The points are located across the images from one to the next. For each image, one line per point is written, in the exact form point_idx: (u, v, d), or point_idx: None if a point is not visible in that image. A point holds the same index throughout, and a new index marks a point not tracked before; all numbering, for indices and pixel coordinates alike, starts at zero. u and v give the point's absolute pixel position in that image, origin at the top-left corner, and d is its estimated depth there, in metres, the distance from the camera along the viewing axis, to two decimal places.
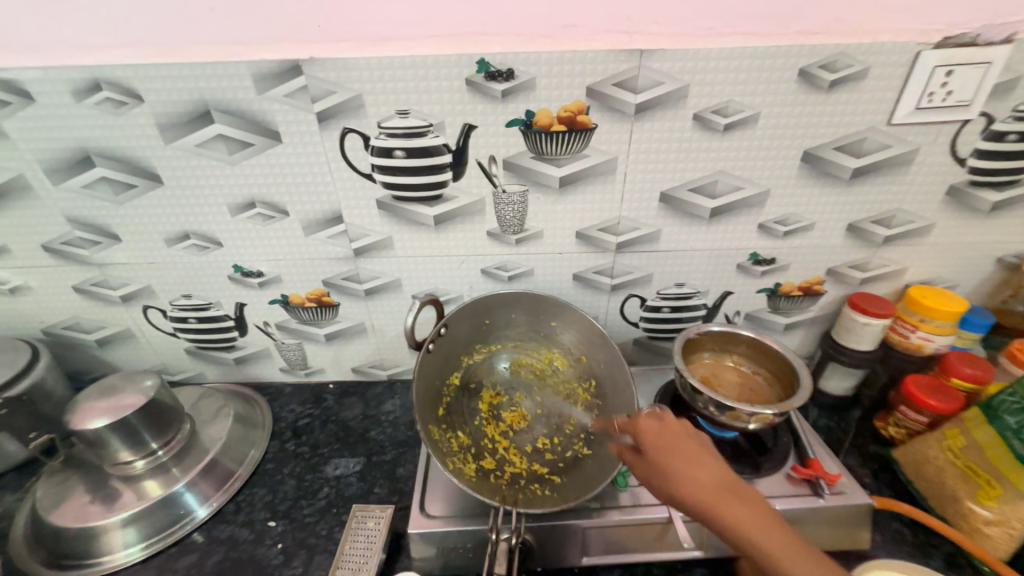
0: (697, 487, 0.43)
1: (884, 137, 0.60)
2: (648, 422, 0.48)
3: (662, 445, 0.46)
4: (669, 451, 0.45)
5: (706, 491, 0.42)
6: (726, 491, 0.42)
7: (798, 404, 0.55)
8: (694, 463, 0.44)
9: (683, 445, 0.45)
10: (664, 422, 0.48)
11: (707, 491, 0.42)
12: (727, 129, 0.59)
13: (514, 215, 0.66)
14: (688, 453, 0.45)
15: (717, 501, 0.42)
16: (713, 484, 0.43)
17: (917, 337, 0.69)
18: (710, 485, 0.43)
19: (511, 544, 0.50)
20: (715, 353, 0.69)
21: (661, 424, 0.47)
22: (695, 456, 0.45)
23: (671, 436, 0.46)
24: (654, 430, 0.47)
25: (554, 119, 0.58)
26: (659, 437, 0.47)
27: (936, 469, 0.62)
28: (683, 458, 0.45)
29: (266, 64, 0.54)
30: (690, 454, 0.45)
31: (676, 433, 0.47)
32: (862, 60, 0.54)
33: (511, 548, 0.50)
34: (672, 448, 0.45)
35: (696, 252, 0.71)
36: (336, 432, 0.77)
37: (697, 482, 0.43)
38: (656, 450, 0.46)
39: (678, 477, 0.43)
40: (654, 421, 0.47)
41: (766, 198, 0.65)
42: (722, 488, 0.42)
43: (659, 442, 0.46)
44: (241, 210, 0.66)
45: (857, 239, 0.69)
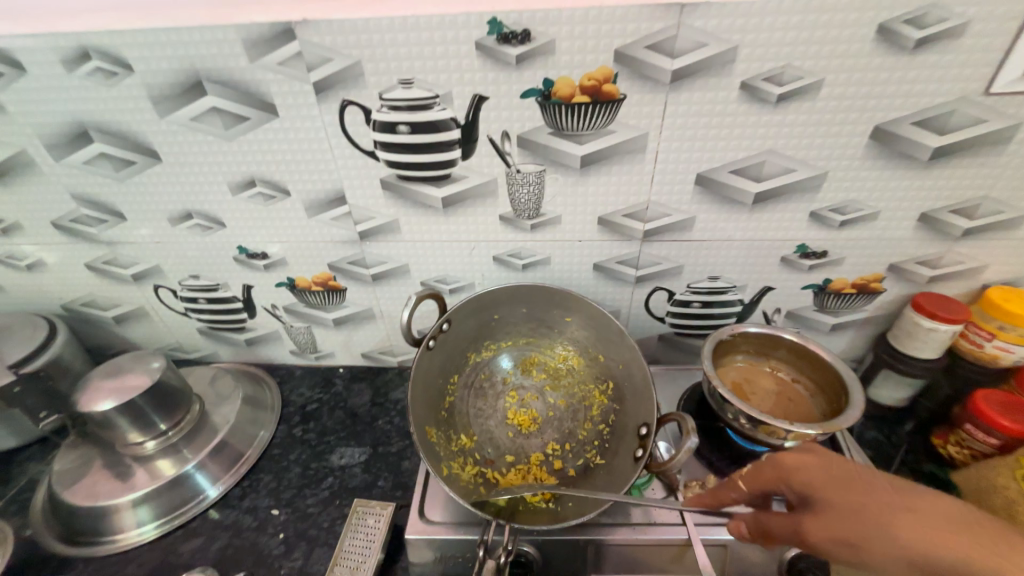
0: (925, 525, 0.34)
1: (978, 109, 0.49)
2: (794, 457, 0.41)
3: (813, 482, 0.39)
4: (832, 489, 0.38)
5: (918, 537, 0.33)
6: (976, 527, 0.33)
7: (846, 425, 0.47)
8: (896, 512, 0.35)
9: (846, 476, 0.38)
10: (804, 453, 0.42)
11: (941, 529, 0.33)
12: (781, 101, 0.50)
13: (529, 198, 0.60)
14: (843, 481, 0.38)
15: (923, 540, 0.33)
16: (929, 519, 0.34)
17: (993, 346, 0.60)
18: (944, 522, 0.34)
19: (501, 562, 0.46)
20: (750, 356, 0.62)
21: (806, 458, 0.41)
22: (866, 489, 0.37)
23: (824, 467, 0.40)
24: (801, 466, 0.41)
25: (575, 89, 0.51)
26: (813, 473, 0.40)
27: (1005, 501, 0.53)
28: (877, 497, 0.36)
29: (256, 27, 0.49)
30: (876, 487, 0.37)
31: (823, 464, 0.40)
32: (960, 12, 0.44)
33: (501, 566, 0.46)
34: (844, 487, 0.38)
35: (735, 243, 0.63)
36: (343, 419, 0.75)
37: (900, 531, 0.34)
38: (831, 485, 0.38)
39: (890, 522, 0.35)
40: (803, 454, 0.41)
41: (823, 182, 0.56)
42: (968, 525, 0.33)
43: (810, 478, 0.39)
44: (242, 189, 0.62)
45: (930, 231, 0.59)
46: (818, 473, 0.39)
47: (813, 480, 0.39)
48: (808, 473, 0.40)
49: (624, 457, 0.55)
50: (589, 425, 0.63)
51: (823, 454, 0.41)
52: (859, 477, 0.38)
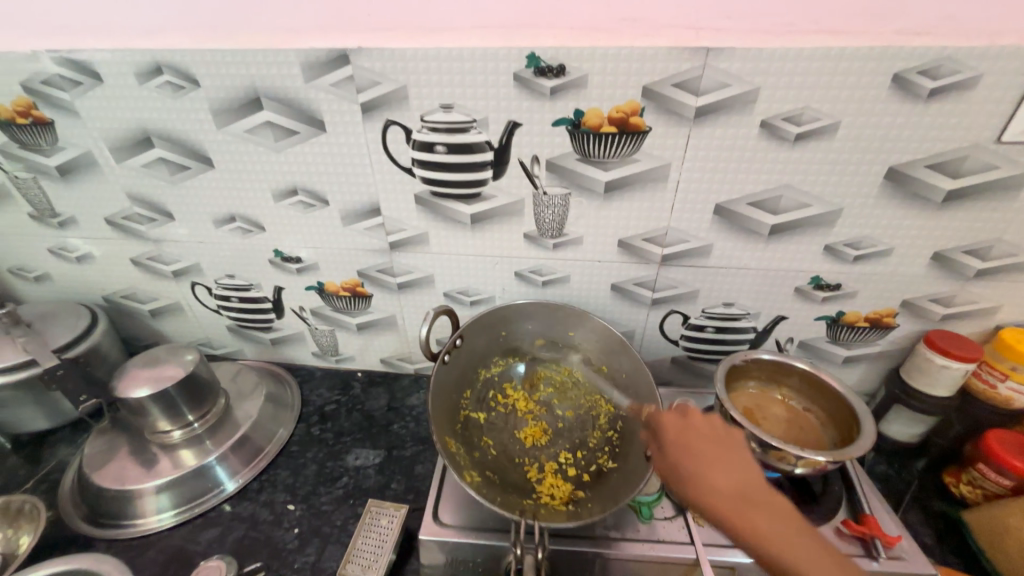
0: (731, 481, 0.43)
1: (990, 156, 0.52)
2: (669, 417, 0.49)
3: (698, 441, 0.46)
4: (696, 441, 0.46)
5: (734, 497, 0.42)
6: (752, 501, 0.41)
7: (858, 455, 0.49)
8: (713, 465, 0.44)
9: (706, 447, 0.46)
10: (689, 417, 0.49)
11: (736, 501, 0.41)
12: (799, 139, 0.53)
13: (554, 219, 0.63)
14: (718, 455, 0.45)
15: (740, 497, 0.42)
16: (741, 496, 0.42)
17: (1006, 388, 0.61)
18: (741, 493, 0.42)
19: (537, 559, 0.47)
20: (762, 383, 0.63)
21: (683, 419, 0.48)
22: (721, 458, 0.44)
23: (706, 435, 0.47)
24: (676, 428, 0.48)
25: (604, 120, 0.54)
26: (682, 435, 0.47)
27: (1018, 543, 0.54)
28: (712, 450, 0.45)
29: (315, 52, 0.54)
30: (729, 449, 0.45)
31: (692, 428, 0.48)
32: (972, 66, 0.47)
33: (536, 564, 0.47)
34: (701, 451, 0.45)
35: (750, 272, 0.65)
36: (359, 421, 0.78)
37: (716, 480, 0.43)
38: (713, 442, 0.46)
39: (706, 473, 0.44)
40: (676, 418, 0.49)
41: (837, 217, 0.58)
42: (749, 498, 0.42)
43: (678, 439, 0.47)
44: (284, 197, 0.67)
45: (943, 270, 0.61)
46: (676, 432, 0.48)
47: (671, 435, 0.48)
48: (673, 431, 0.48)
49: (636, 458, 0.57)
50: (596, 433, 0.65)
51: (694, 419, 0.48)
52: (706, 444, 0.46)
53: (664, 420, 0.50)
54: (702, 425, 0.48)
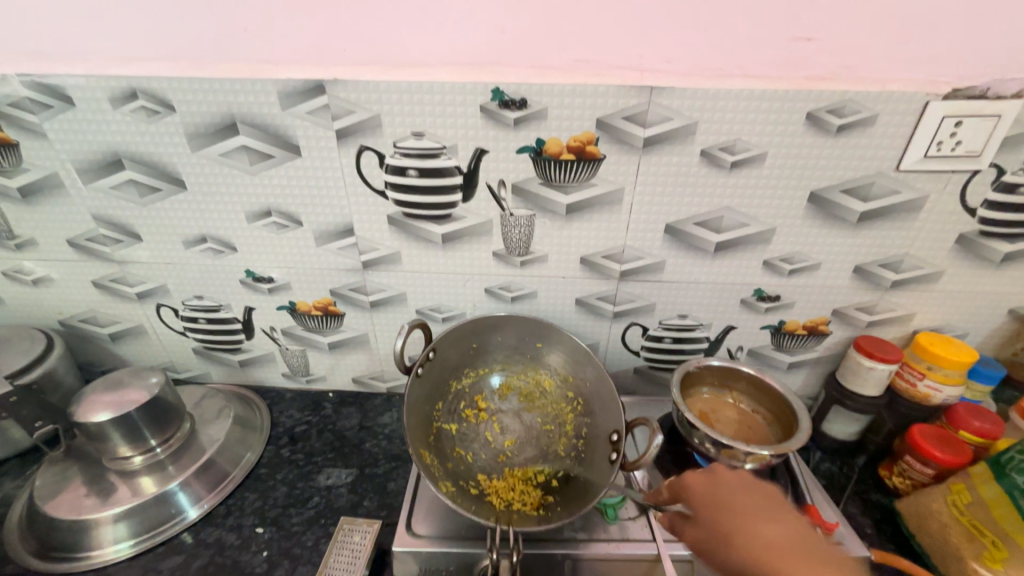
0: (767, 533, 0.43)
1: (892, 182, 0.60)
2: (696, 477, 0.50)
3: (734, 501, 0.46)
4: (727, 502, 0.46)
5: (775, 551, 0.41)
6: (808, 553, 0.41)
7: (796, 448, 0.54)
8: (747, 525, 0.44)
9: (737, 504, 0.46)
10: (716, 477, 0.49)
11: (787, 553, 0.41)
12: (734, 167, 0.60)
13: (520, 238, 0.67)
14: (752, 510, 0.45)
15: (772, 549, 0.41)
16: (783, 547, 0.41)
17: (924, 385, 0.68)
18: (790, 544, 0.42)
19: (513, 561, 0.48)
20: (715, 388, 0.68)
21: (710, 481, 0.49)
22: (751, 513, 0.45)
23: (735, 498, 0.46)
24: (704, 488, 0.49)
25: (563, 148, 0.59)
26: (711, 496, 0.47)
27: (939, 524, 0.60)
28: (750, 509, 0.45)
29: (292, 82, 0.57)
30: (764, 507, 0.45)
31: (724, 489, 0.48)
32: (870, 107, 0.55)
33: (512, 566, 0.49)
34: (739, 510, 0.45)
35: (701, 285, 0.71)
36: (331, 441, 0.77)
37: (757, 534, 0.43)
38: (743, 499, 0.46)
39: (740, 530, 0.44)
40: (703, 476, 0.50)
41: (772, 236, 0.65)
42: (803, 550, 0.41)
43: (710, 499, 0.47)
44: (257, 218, 0.68)
45: (864, 281, 0.69)
46: (710, 493, 0.48)
47: (708, 496, 0.48)
48: (702, 491, 0.48)
49: (600, 463, 0.60)
50: (564, 439, 0.67)
51: (725, 478, 0.49)
52: (741, 505, 0.46)
53: (689, 480, 0.50)
54: (730, 485, 0.48)
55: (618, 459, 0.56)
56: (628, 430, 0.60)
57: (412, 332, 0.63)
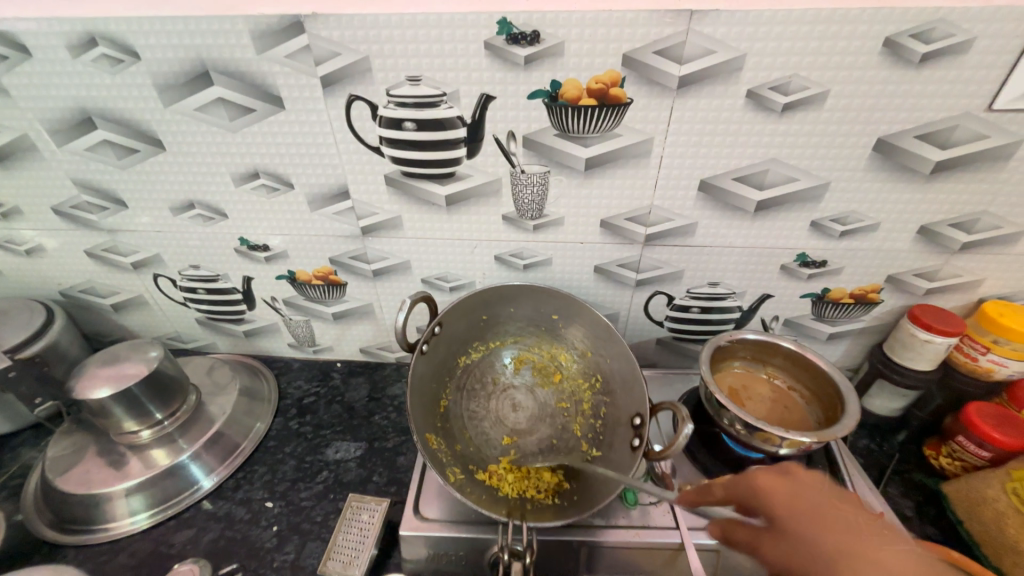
0: (878, 555, 0.38)
1: (981, 125, 0.50)
2: (768, 478, 0.44)
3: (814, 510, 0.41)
4: (807, 512, 0.41)
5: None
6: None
7: (842, 434, 0.48)
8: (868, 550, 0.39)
9: (831, 514, 0.41)
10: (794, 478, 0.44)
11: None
12: (786, 110, 0.50)
13: (533, 199, 0.60)
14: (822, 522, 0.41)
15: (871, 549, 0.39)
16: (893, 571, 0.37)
17: (987, 360, 0.61)
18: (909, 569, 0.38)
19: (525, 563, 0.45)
20: (747, 362, 0.63)
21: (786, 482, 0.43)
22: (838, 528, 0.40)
23: (812, 503, 0.42)
24: (782, 491, 0.43)
25: (583, 92, 0.51)
26: (789, 503, 0.42)
27: (995, 513, 0.54)
28: (844, 529, 0.40)
29: (266, 19, 0.49)
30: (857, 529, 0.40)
31: (808, 495, 0.43)
32: (967, 28, 0.44)
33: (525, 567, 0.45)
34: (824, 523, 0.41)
35: (736, 250, 0.63)
36: (339, 413, 0.75)
37: (868, 555, 0.38)
38: (835, 508, 0.42)
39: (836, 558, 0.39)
40: (774, 476, 0.44)
41: (825, 192, 0.56)
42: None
43: (782, 505, 0.42)
44: (244, 181, 0.62)
45: (929, 244, 0.60)
46: (788, 499, 0.42)
47: (781, 506, 0.42)
48: (781, 497, 0.42)
49: (621, 447, 0.56)
50: (580, 419, 0.63)
51: (799, 477, 0.44)
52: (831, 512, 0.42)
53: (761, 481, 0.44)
54: (813, 489, 0.43)
55: (641, 447, 0.51)
56: (651, 414, 0.54)
57: (415, 307, 0.57)
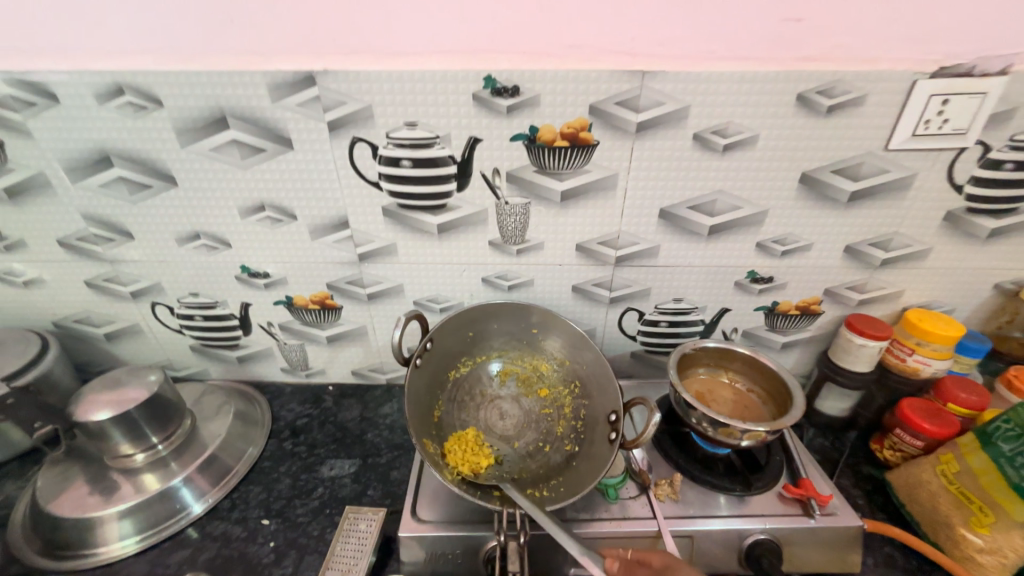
0: None
1: (881, 162, 0.61)
2: None
3: None
4: None
5: None
6: None
7: (791, 423, 0.55)
8: None
9: None
10: None
11: None
12: (727, 150, 0.60)
13: (516, 226, 0.68)
14: None
15: None
16: None
17: (914, 359, 0.70)
18: None
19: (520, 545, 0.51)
20: (711, 369, 0.70)
21: None
22: None
23: None
24: None
25: (557, 135, 0.59)
26: None
27: (929, 494, 0.61)
28: None
29: (281, 74, 0.56)
30: None
31: None
32: (860, 87, 0.55)
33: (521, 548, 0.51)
34: None
35: (695, 269, 0.72)
36: (333, 433, 0.78)
37: None
38: None
39: None
40: None
41: (764, 218, 0.66)
42: None
43: None
44: (250, 213, 0.68)
45: (855, 261, 0.70)
46: None
47: None
48: None
49: (600, 444, 0.61)
50: (563, 423, 0.68)
51: None
52: None
53: None
54: None
55: (617, 440, 0.57)
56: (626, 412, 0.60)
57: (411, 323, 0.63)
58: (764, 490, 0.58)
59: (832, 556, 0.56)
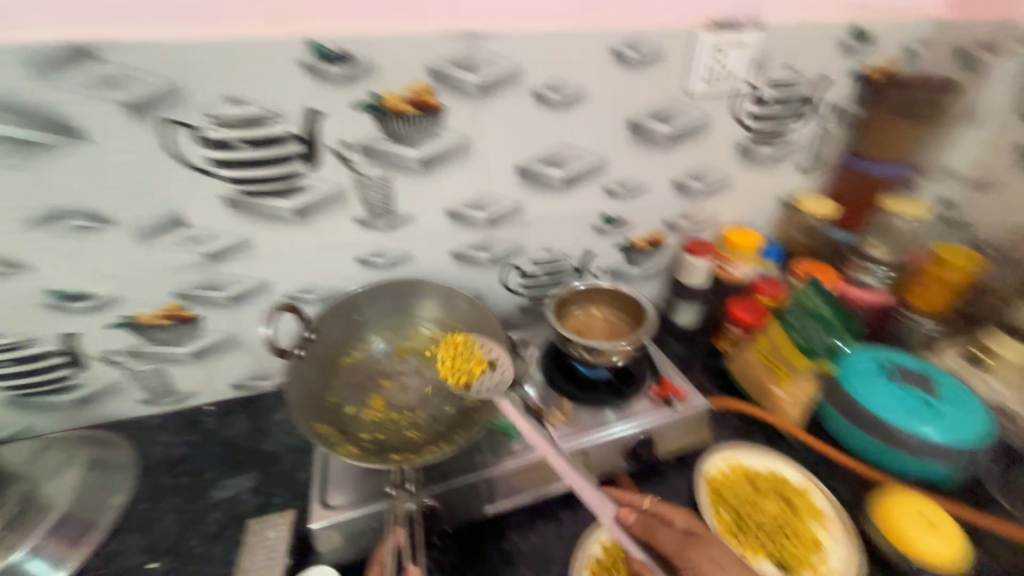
0: None
1: (685, 107, 0.72)
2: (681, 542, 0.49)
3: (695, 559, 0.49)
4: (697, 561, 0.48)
5: None
6: None
7: (645, 334, 0.65)
8: None
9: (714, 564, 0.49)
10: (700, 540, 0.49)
11: None
12: (563, 104, 0.66)
13: (380, 199, 0.66)
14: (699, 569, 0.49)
15: None
16: None
17: (732, 268, 0.86)
18: None
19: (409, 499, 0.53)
20: (584, 307, 0.78)
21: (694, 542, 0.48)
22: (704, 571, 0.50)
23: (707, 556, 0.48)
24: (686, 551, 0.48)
25: (401, 101, 0.59)
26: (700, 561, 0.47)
27: (751, 368, 0.77)
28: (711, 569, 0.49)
29: (47, 49, 0.47)
30: None
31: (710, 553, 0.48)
32: (656, 41, 0.65)
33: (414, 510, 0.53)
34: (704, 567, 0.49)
35: (558, 219, 0.78)
36: (221, 453, 0.71)
37: None
38: None
39: None
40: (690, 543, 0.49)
41: (606, 164, 0.74)
42: None
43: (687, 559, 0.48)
44: (45, 224, 0.56)
45: (682, 194, 0.83)
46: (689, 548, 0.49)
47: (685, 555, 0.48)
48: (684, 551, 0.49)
49: (494, 388, 0.62)
50: None
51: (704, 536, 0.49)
52: None
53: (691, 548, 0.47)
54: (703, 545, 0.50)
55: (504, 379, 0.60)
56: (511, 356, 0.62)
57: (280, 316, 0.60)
58: (636, 395, 0.68)
59: (692, 433, 0.69)
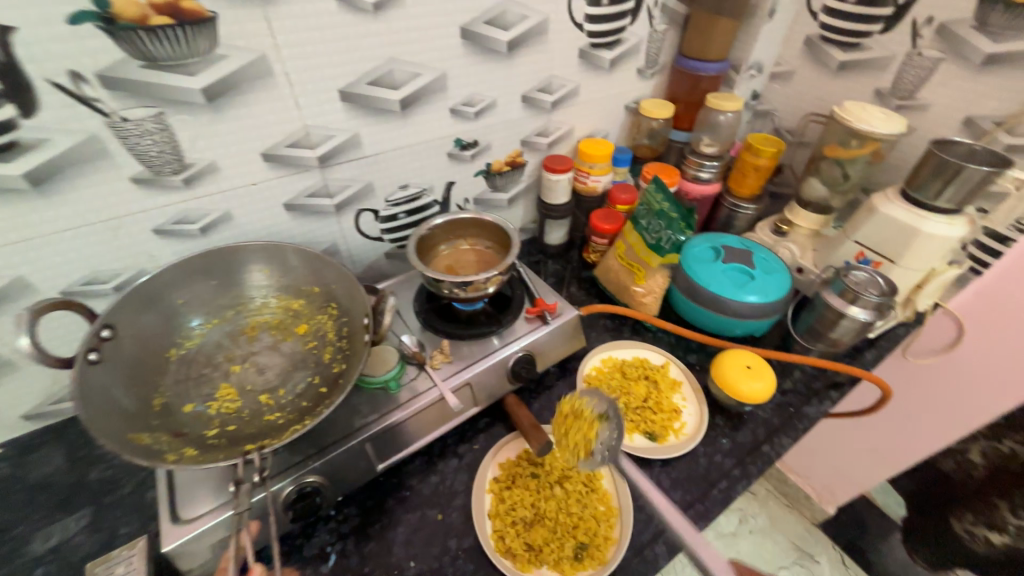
0: None
1: (518, 9, 0.67)
2: None
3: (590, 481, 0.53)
4: None
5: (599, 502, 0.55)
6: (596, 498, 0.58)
7: (513, 259, 0.64)
8: None
9: None
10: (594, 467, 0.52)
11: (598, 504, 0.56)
12: (378, 9, 0.56)
13: (160, 146, 0.52)
14: None
15: None
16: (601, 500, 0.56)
17: (591, 180, 0.88)
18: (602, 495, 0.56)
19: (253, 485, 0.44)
20: (450, 243, 0.75)
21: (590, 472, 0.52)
22: None
23: None
24: None
25: (145, 9, 0.44)
26: None
27: (615, 273, 0.83)
28: None
29: None
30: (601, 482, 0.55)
31: None
32: None
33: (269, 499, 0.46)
34: None
35: (406, 150, 0.70)
36: (31, 498, 0.57)
37: None
38: None
39: None
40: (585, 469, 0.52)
41: (446, 81, 0.67)
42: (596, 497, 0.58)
43: None
44: None
45: (532, 108, 0.80)
46: None
47: None
48: None
49: (359, 346, 0.55)
50: (331, 347, 0.59)
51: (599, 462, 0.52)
52: None
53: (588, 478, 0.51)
54: None
55: (369, 335, 0.54)
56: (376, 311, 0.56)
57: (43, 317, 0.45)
58: (514, 320, 0.69)
59: (572, 343, 0.72)
